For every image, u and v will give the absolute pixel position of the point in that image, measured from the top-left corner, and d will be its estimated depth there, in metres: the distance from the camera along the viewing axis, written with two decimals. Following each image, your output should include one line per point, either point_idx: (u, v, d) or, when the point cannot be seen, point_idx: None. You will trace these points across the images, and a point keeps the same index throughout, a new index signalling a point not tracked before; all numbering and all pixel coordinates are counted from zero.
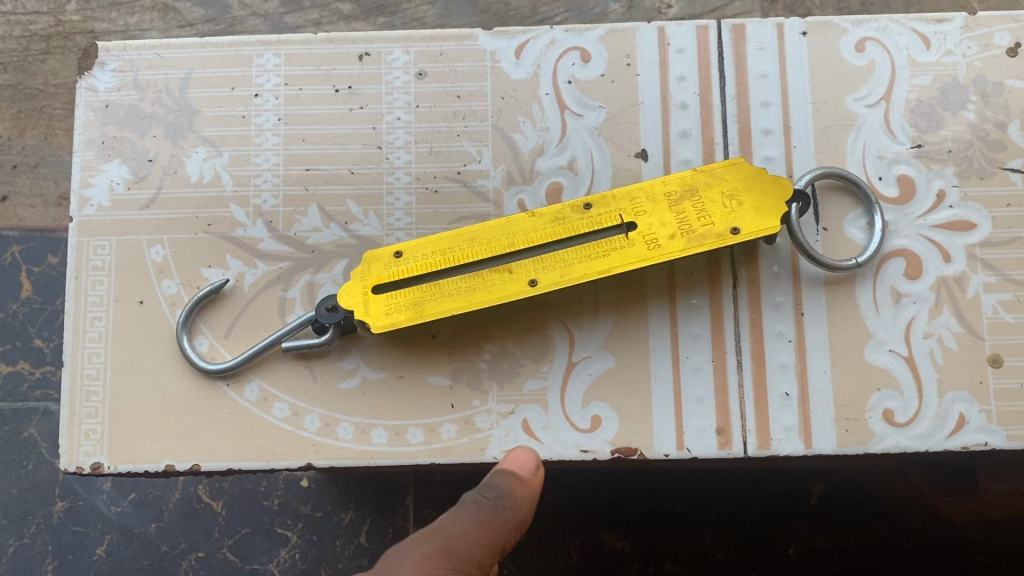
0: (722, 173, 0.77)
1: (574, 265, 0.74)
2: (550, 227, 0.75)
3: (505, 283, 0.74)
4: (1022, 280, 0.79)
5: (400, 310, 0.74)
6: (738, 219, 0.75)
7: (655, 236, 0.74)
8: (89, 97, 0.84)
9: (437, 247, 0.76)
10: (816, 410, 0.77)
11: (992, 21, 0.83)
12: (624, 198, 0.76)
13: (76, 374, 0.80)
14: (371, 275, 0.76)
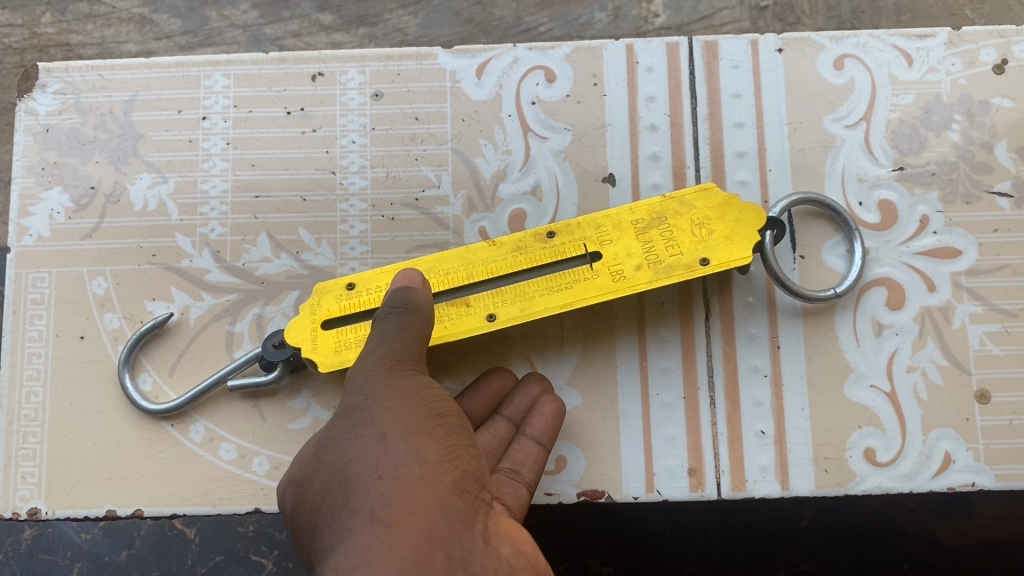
0: (693, 199, 0.71)
1: (534, 298, 0.68)
2: (511, 256, 0.70)
3: (460, 318, 0.68)
4: (1010, 310, 0.75)
5: (347, 346, 0.68)
6: (709, 251, 0.69)
7: (620, 268, 0.69)
8: (29, 120, 0.80)
9: (391, 277, 0.71)
10: (793, 449, 0.73)
11: (977, 36, 0.78)
12: (589, 225, 0.71)
13: (13, 414, 0.76)
14: (320, 309, 0.70)
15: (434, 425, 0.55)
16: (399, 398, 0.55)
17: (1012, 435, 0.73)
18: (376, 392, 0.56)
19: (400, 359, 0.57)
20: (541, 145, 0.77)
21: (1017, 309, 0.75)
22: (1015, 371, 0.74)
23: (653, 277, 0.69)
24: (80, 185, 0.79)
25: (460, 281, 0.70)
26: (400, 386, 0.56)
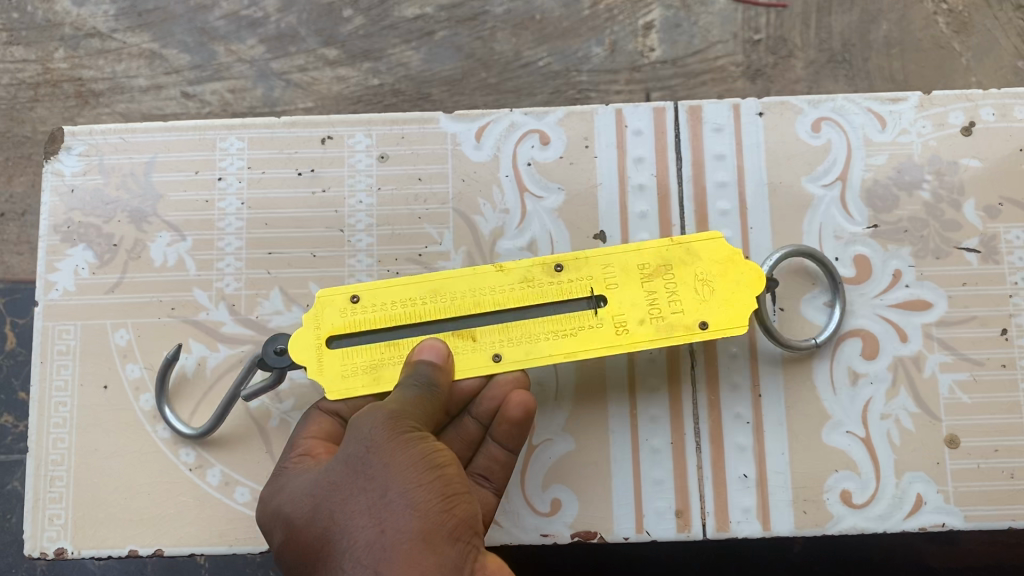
0: (699, 249, 0.73)
1: (539, 346, 0.70)
2: (518, 290, 0.72)
3: (469, 357, 0.70)
4: (978, 359, 0.79)
5: (358, 372, 0.70)
6: (707, 311, 0.71)
7: (625, 322, 0.71)
8: (55, 181, 0.85)
9: (398, 297, 0.72)
10: (773, 492, 0.78)
11: (946, 100, 0.84)
12: (595, 266, 0.72)
13: (41, 459, 0.81)
14: (327, 324, 0.72)
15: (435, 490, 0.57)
16: (404, 466, 0.58)
17: (980, 478, 0.77)
18: (382, 461, 0.58)
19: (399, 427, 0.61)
20: (537, 204, 0.82)
21: (985, 358, 0.79)
22: (983, 417, 0.78)
23: (653, 333, 0.71)
24: (103, 242, 0.84)
25: (466, 314, 0.71)
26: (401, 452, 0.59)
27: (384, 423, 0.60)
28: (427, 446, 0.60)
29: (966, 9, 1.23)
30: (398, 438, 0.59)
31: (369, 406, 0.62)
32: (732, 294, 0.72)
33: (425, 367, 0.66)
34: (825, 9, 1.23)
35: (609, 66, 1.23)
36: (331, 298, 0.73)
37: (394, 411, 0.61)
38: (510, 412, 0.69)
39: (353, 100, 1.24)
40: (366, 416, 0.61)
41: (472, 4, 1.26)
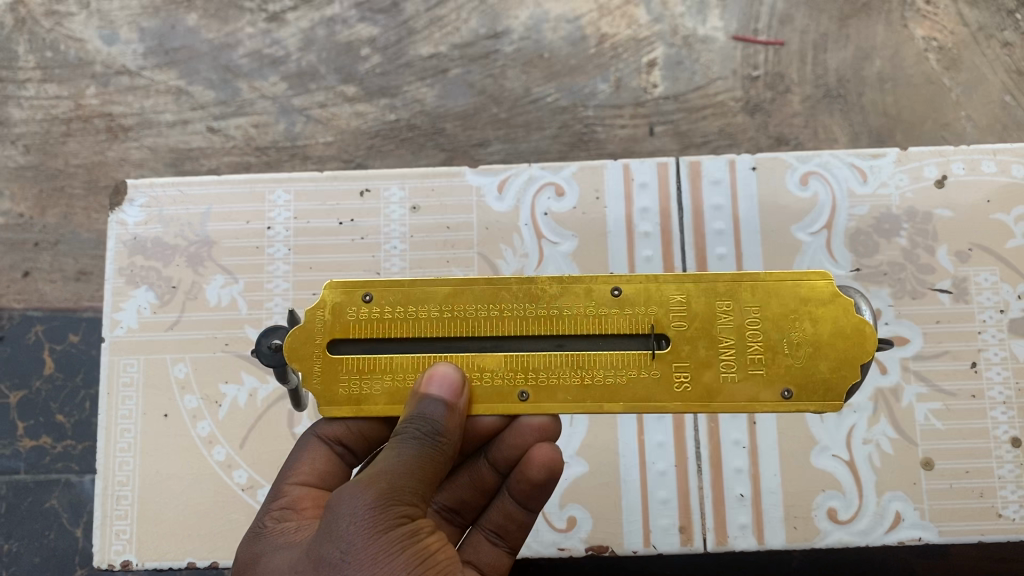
0: (793, 292, 0.67)
1: (579, 390, 0.66)
2: (557, 317, 0.67)
3: (494, 391, 0.67)
4: (951, 390, 0.90)
5: (353, 386, 0.67)
6: (794, 380, 0.66)
7: (690, 374, 0.66)
8: (119, 230, 0.96)
9: (410, 300, 0.68)
10: (766, 510, 0.89)
11: (922, 156, 0.95)
12: (666, 296, 0.67)
13: (108, 480, 0.90)
14: (342, 322, 0.68)
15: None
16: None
17: (951, 497, 0.88)
18: (362, 561, 0.59)
19: (392, 507, 0.61)
20: (554, 249, 0.93)
21: (956, 390, 0.90)
22: (952, 442, 0.89)
23: (724, 395, 0.66)
24: (163, 285, 0.94)
25: (502, 337, 0.67)
26: (388, 545, 0.59)
27: (366, 518, 0.60)
28: (411, 545, 0.60)
29: (954, 48, 1.50)
30: (379, 540, 0.59)
31: (353, 488, 0.62)
32: (831, 365, 0.66)
33: (435, 405, 0.63)
34: (821, 47, 1.51)
35: (614, 100, 1.51)
36: (340, 294, 0.69)
37: (380, 497, 0.61)
38: (532, 471, 0.72)
39: (370, 134, 1.52)
40: (347, 500, 0.61)
41: (484, 44, 1.55)
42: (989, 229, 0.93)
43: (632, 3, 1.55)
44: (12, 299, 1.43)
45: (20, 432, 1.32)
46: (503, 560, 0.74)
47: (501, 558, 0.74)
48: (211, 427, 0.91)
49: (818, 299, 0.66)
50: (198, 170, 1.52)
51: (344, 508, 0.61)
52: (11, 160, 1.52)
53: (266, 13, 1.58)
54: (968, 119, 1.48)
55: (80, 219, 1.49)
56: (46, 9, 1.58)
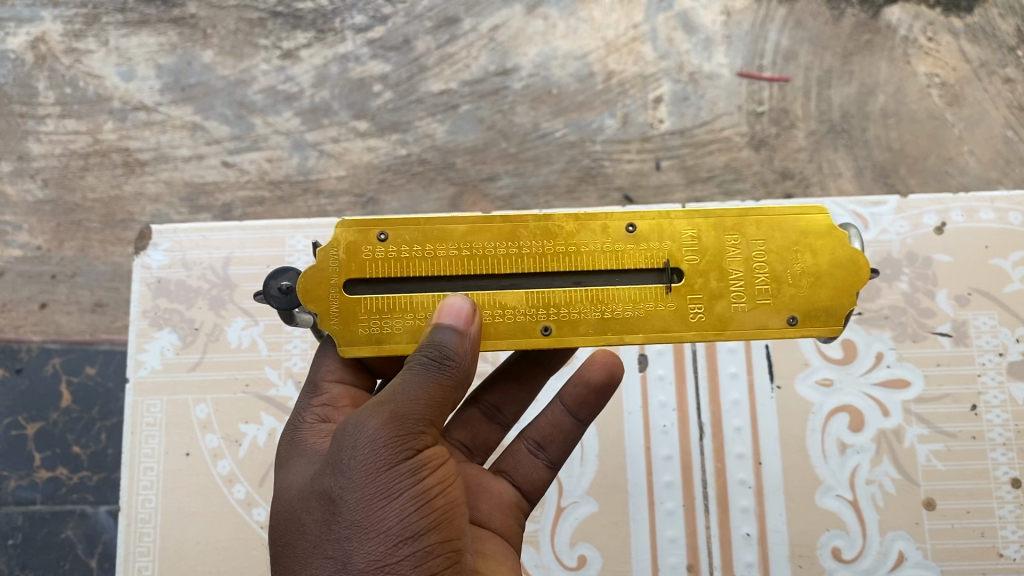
0: (795, 228, 0.72)
1: (598, 322, 0.71)
2: (574, 249, 0.72)
3: (516, 321, 0.71)
4: (950, 431, 1.01)
5: (369, 323, 0.71)
6: (800, 306, 0.71)
7: (704, 305, 0.71)
8: (144, 272, 1.11)
9: (427, 238, 0.72)
10: (773, 547, 0.99)
11: (919, 205, 1.10)
12: (675, 233, 0.72)
13: (132, 516, 1.02)
14: (352, 261, 0.72)
15: (402, 543, 0.62)
16: (375, 518, 0.63)
17: (954, 536, 0.98)
18: (362, 488, 0.64)
19: (397, 439, 0.64)
20: None
21: (957, 431, 1.01)
22: (956, 482, 1.00)
23: (734, 323, 0.71)
24: (186, 327, 1.09)
25: (522, 271, 0.72)
26: (390, 476, 0.64)
27: (367, 454, 0.64)
28: (413, 476, 0.64)
29: (957, 84, 1.54)
30: (378, 479, 0.64)
31: (361, 420, 0.65)
32: (834, 294, 0.71)
33: (449, 333, 0.66)
34: (825, 83, 1.54)
35: (622, 135, 1.54)
36: (355, 234, 0.72)
37: (382, 438, 0.64)
38: (591, 372, 0.84)
39: (382, 168, 1.56)
40: (354, 430, 0.65)
41: (493, 80, 1.59)
42: (990, 273, 1.07)
43: (638, 41, 1.58)
44: (29, 330, 1.46)
45: (37, 463, 1.35)
46: (540, 472, 0.85)
47: (539, 470, 0.84)
48: (231, 465, 1.03)
49: (816, 232, 0.72)
50: (213, 205, 1.55)
51: (353, 433, 0.66)
52: (31, 194, 1.56)
53: (280, 50, 1.62)
54: (971, 153, 1.51)
55: (97, 251, 1.53)
56: (65, 45, 1.63)
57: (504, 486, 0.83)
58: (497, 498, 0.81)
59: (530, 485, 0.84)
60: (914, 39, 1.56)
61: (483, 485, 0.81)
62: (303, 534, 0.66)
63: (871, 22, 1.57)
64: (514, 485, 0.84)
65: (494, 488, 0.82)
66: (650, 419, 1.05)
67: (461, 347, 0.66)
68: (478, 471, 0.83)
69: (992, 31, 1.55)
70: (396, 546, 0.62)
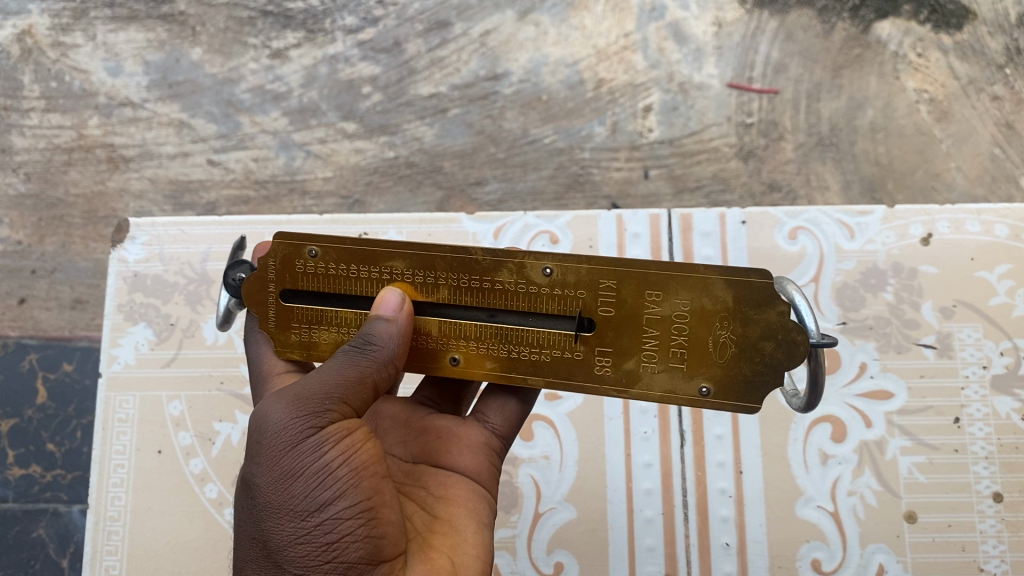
0: (726, 293, 0.70)
1: (510, 364, 0.73)
2: (498, 291, 0.72)
3: (428, 351, 0.74)
4: (931, 443, 1.01)
5: (303, 334, 0.75)
6: (709, 377, 0.71)
7: (611, 361, 0.72)
8: (121, 265, 1.12)
9: (357, 257, 0.73)
10: (751, 557, 0.98)
11: (907, 215, 1.10)
12: (592, 286, 0.71)
13: (101, 515, 1.02)
14: (284, 275, 0.74)
15: (315, 512, 0.62)
16: (284, 498, 0.63)
17: (935, 549, 0.97)
18: (269, 497, 0.63)
19: (293, 445, 0.63)
20: None
21: (938, 443, 1.01)
22: (937, 495, 0.99)
23: (642, 382, 0.72)
24: (162, 322, 1.09)
25: (443, 302, 0.73)
26: (292, 483, 0.63)
27: (272, 458, 0.64)
28: (319, 471, 0.63)
29: (946, 100, 1.53)
30: (285, 480, 0.63)
31: (267, 409, 0.65)
32: (750, 368, 0.70)
33: (377, 322, 0.69)
34: (814, 96, 1.54)
35: (610, 143, 1.54)
36: (289, 247, 0.74)
37: (290, 420, 0.64)
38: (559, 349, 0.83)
39: (369, 171, 1.55)
40: (257, 442, 0.65)
41: (483, 85, 1.58)
42: (977, 286, 1.06)
43: (629, 50, 1.58)
44: (7, 326, 1.44)
45: (10, 460, 1.32)
46: (512, 405, 0.83)
47: (510, 405, 0.83)
48: (203, 464, 1.03)
49: (751, 304, 0.70)
50: (197, 203, 1.54)
51: (256, 446, 0.65)
52: (13, 188, 1.54)
53: (269, 49, 1.61)
54: (957, 169, 1.51)
55: (78, 247, 1.51)
56: (52, 39, 1.61)
57: (474, 430, 0.81)
58: (466, 438, 0.80)
59: (504, 424, 0.82)
60: (904, 54, 1.55)
61: (451, 430, 0.81)
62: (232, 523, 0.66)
63: (862, 36, 1.56)
64: (486, 428, 0.82)
65: (461, 431, 0.81)
66: (630, 424, 1.04)
67: (379, 332, 0.69)
68: (447, 421, 0.82)
69: (981, 48, 1.54)
70: (315, 514, 0.62)
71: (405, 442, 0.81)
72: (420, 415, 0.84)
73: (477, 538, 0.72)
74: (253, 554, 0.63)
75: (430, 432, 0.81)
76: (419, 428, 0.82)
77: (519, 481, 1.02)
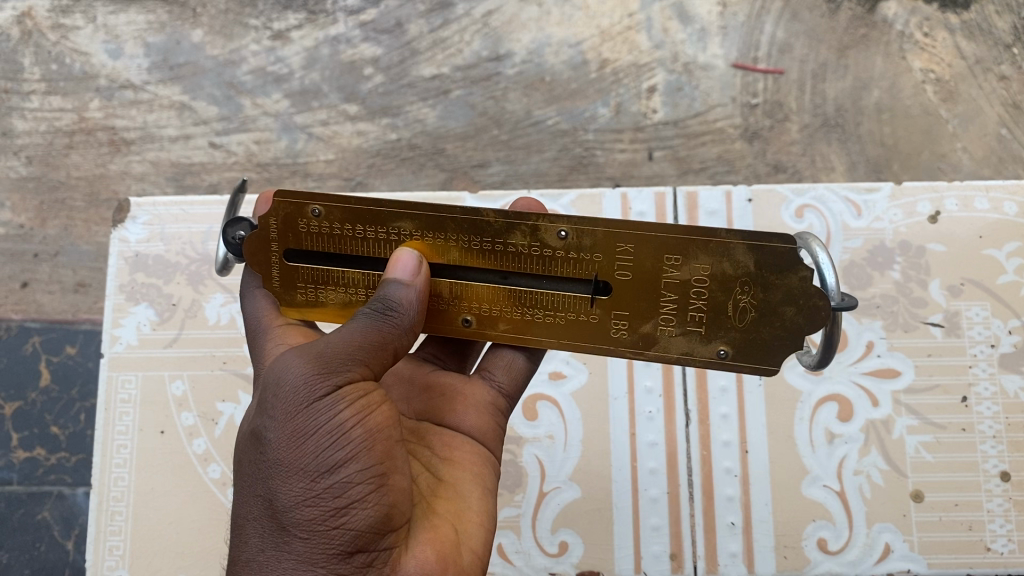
0: (742, 257, 0.73)
1: (527, 324, 0.77)
2: (507, 250, 0.74)
3: (441, 311, 0.77)
4: (938, 423, 1.01)
5: (312, 293, 0.78)
6: (725, 340, 0.75)
7: (627, 323, 0.76)
8: (123, 245, 1.11)
9: (361, 218, 0.75)
10: (757, 536, 0.98)
11: (915, 193, 1.09)
12: (607, 249, 0.74)
13: (104, 495, 1.02)
14: (290, 235, 0.76)
15: (323, 474, 0.62)
16: (295, 456, 0.63)
17: (941, 528, 0.97)
18: (280, 453, 0.63)
19: (310, 405, 0.64)
20: None
21: (946, 423, 1.00)
22: (945, 474, 0.99)
23: (658, 344, 0.76)
24: (164, 302, 1.09)
25: (453, 264, 0.76)
26: (303, 444, 0.63)
27: (288, 414, 0.64)
28: (331, 432, 0.63)
29: (952, 80, 1.52)
30: (296, 439, 0.63)
31: (285, 368, 0.66)
32: (765, 329, 0.75)
33: (397, 285, 0.71)
34: (820, 76, 1.52)
35: (614, 124, 1.52)
36: (291, 206, 0.75)
37: (311, 376, 0.65)
38: None
39: (372, 153, 1.53)
40: (278, 394, 0.65)
41: (486, 66, 1.56)
42: (985, 264, 1.06)
43: (633, 30, 1.56)
44: (9, 309, 1.43)
45: (14, 443, 1.33)
46: (518, 360, 0.84)
47: (516, 363, 0.84)
48: (206, 444, 1.03)
49: (771, 269, 0.73)
50: (199, 185, 1.53)
51: (274, 399, 0.65)
52: (14, 171, 1.53)
53: (271, 31, 1.59)
54: (964, 150, 1.49)
55: (80, 230, 1.50)
56: (53, 21, 1.60)
57: (481, 389, 0.84)
58: (472, 398, 0.82)
59: (510, 381, 0.84)
60: (910, 34, 1.54)
61: (457, 388, 0.83)
62: (241, 474, 0.66)
63: (868, 15, 1.54)
64: (492, 386, 0.84)
65: (466, 390, 0.83)
66: (635, 404, 1.04)
67: (405, 301, 0.71)
68: (452, 380, 0.84)
69: (989, 27, 1.53)
70: (325, 476, 0.62)
71: (409, 398, 0.83)
72: (424, 371, 0.86)
73: (481, 505, 0.74)
74: (261, 508, 0.63)
75: (435, 390, 0.84)
76: (422, 385, 0.84)
77: (524, 461, 1.02)
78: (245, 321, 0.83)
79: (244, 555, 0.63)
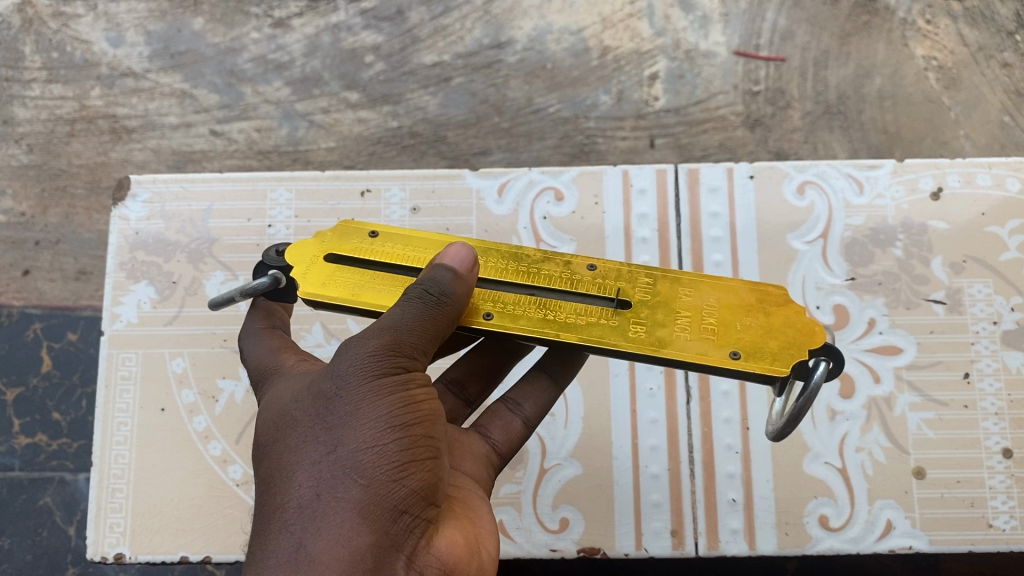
0: (751, 293, 0.73)
1: (542, 320, 0.71)
2: (539, 270, 0.75)
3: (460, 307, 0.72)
4: (940, 399, 1.00)
5: (335, 284, 0.74)
6: (742, 344, 0.69)
7: (645, 326, 0.70)
8: (123, 223, 1.11)
9: (409, 242, 0.78)
10: (759, 514, 0.98)
11: (917, 169, 1.08)
12: (630, 276, 0.74)
13: (104, 473, 1.02)
14: (335, 241, 0.77)
15: (390, 430, 0.64)
16: (364, 411, 0.64)
17: (942, 505, 0.97)
18: (348, 407, 0.65)
19: (383, 366, 0.66)
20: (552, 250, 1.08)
21: (948, 400, 1.00)
22: (947, 451, 0.99)
23: (673, 345, 0.69)
24: (164, 280, 1.09)
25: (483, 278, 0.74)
26: (374, 400, 0.64)
27: (359, 372, 0.65)
28: (398, 398, 0.65)
29: (955, 67, 1.51)
30: (367, 396, 0.65)
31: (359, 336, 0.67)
32: (777, 339, 0.69)
33: (444, 272, 0.69)
34: (822, 63, 1.52)
35: (616, 112, 1.52)
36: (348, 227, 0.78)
37: (385, 341, 0.66)
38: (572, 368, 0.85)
39: (373, 141, 1.53)
40: (348, 356, 0.67)
41: (487, 54, 1.56)
42: (987, 242, 1.05)
43: (635, 17, 1.56)
44: (10, 296, 1.43)
45: (16, 430, 1.31)
46: (515, 427, 0.83)
47: (515, 424, 0.83)
48: (207, 422, 1.04)
49: (781, 300, 0.72)
50: (200, 172, 1.53)
51: (343, 359, 0.67)
52: (15, 159, 1.53)
53: (272, 19, 1.59)
54: (967, 137, 1.48)
55: (81, 219, 1.50)
56: (53, 9, 1.60)
57: (476, 441, 0.80)
58: (469, 446, 0.79)
59: (504, 440, 0.82)
60: (912, 21, 1.54)
61: (453, 437, 0.79)
62: (295, 428, 0.66)
63: (870, 2, 1.54)
64: (487, 442, 0.81)
65: (463, 439, 0.79)
66: (636, 381, 1.04)
67: (455, 285, 0.69)
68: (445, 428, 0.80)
69: (990, 15, 1.53)
70: (392, 433, 0.64)
71: None
72: None
73: (489, 517, 0.73)
74: (320, 454, 0.64)
75: None
76: None
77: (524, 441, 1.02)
78: (243, 361, 0.82)
79: (289, 500, 0.62)
